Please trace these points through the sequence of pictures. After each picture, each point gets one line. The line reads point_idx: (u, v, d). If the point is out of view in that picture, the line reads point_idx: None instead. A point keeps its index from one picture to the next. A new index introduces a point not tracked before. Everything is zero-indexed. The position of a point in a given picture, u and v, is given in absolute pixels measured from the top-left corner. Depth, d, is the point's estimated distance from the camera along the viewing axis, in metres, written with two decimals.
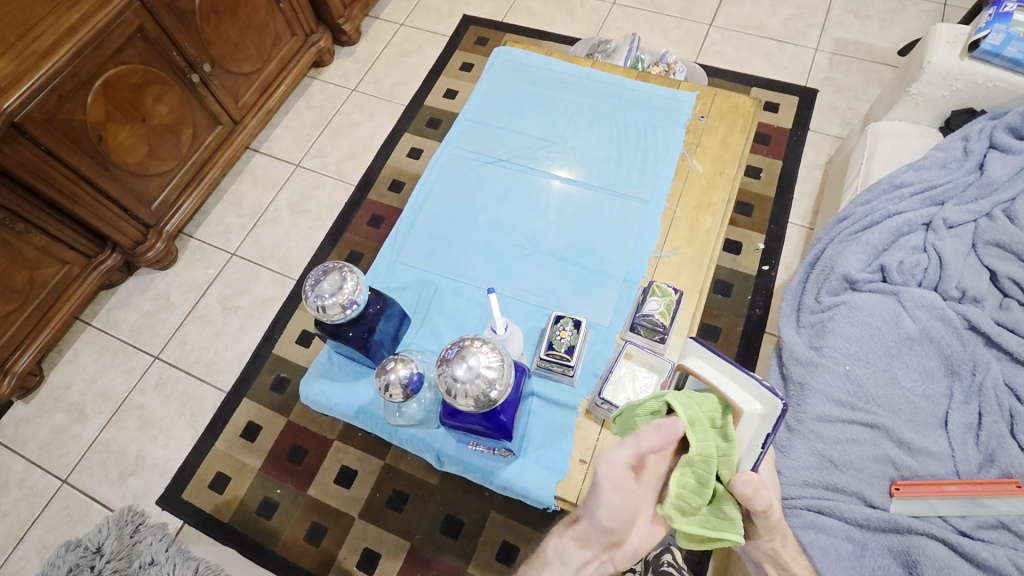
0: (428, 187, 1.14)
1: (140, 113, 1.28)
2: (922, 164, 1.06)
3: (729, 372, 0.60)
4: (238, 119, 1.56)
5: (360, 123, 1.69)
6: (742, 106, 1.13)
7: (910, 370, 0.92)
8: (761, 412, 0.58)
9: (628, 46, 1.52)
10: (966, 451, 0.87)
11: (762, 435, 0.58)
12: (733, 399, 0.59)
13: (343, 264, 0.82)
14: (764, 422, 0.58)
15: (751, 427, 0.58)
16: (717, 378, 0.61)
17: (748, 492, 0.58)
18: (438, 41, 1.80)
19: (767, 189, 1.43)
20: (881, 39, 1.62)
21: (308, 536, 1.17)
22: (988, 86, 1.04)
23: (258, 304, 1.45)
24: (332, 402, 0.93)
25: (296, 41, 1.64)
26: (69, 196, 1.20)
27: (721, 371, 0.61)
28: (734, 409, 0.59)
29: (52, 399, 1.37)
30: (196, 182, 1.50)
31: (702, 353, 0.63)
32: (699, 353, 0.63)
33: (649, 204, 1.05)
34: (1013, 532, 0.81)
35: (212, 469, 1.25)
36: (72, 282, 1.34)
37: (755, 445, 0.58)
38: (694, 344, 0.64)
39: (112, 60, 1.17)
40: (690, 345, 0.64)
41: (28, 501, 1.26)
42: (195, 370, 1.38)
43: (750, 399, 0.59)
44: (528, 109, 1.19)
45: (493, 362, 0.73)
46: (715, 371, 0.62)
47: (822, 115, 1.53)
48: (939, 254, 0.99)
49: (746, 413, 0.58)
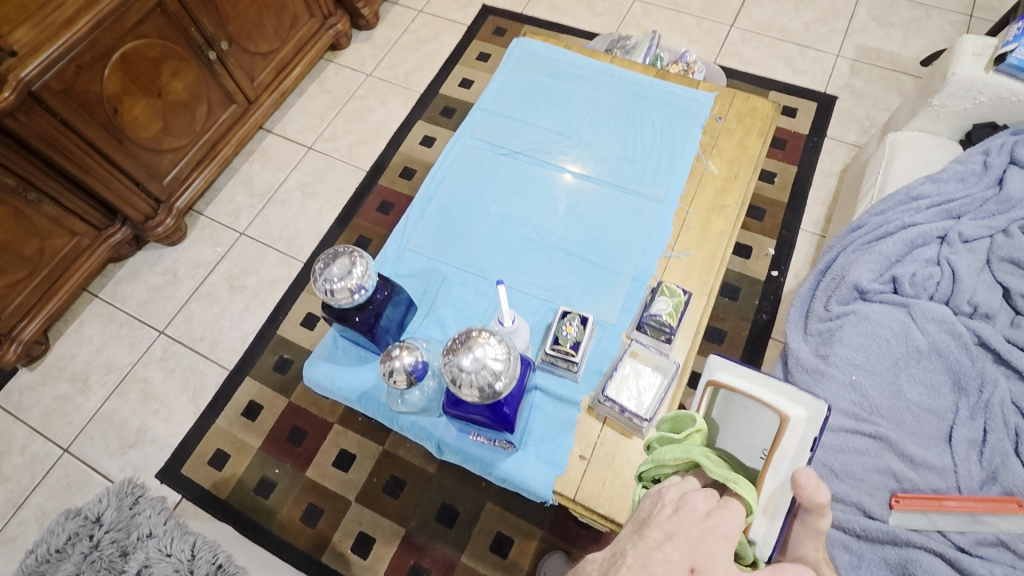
0: (441, 175, 1.14)
1: (156, 88, 1.28)
2: (941, 176, 1.04)
3: (762, 382, 0.67)
4: (253, 99, 1.56)
5: (373, 109, 1.68)
6: (761, 109, 1.12)
7: (917, 383, 0.91)
8: (807, 417, 0.64)
9: (648, 43, 1.49)
10: (969, 467, 0.86)
11: (812, 437, 0.64)
12: (780, 407, 0.65)
13: (352, 249, 0.82)
14: (809, 425, 0.64)
15: (797, 434, 0.64)
16: (751, 387, 0.68)
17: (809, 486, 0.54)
18: (456, 30, 1.79)
19: (780, 194, 1.42)
20: (904, 48, 1.60)
21: (305, 516, 1.17)
22: (1012, 101, 1.02)
23: (264, 285, 1.45)
24: (335, 385, 0.93)
25: (314, 23, 1.63)
26: (83, 166, 1.20)
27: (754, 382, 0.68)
28: (782, 416, 0.65)
29: (56, 367, 1.38)
30: (208, 159, 1.50)
31: (731, 369, 0.69)
32: (729, 368, 0.69)
33: (661, 204, 1.04)
34: (1011, 550, 0.80)
35: (212, 446, 1.26)
36: (81, 254, 1.34)
37: (805, 450, 0.63)
38: (721, 361, 0.70)
39: (131, 33, 1.17)
40: (718, 363, 0.70)
41: (29, 468, 1.27)
42: (199, 347, 1.38)
43: (793, 405, 0.65)
44: (544, 102, 1.18)
45: (499, 355, 0.72)
46: (751, 385, 0.68)
47: (840, 122, 1.51)
48: (953, 268, 0.98)
49: (794, 419, 0.64)
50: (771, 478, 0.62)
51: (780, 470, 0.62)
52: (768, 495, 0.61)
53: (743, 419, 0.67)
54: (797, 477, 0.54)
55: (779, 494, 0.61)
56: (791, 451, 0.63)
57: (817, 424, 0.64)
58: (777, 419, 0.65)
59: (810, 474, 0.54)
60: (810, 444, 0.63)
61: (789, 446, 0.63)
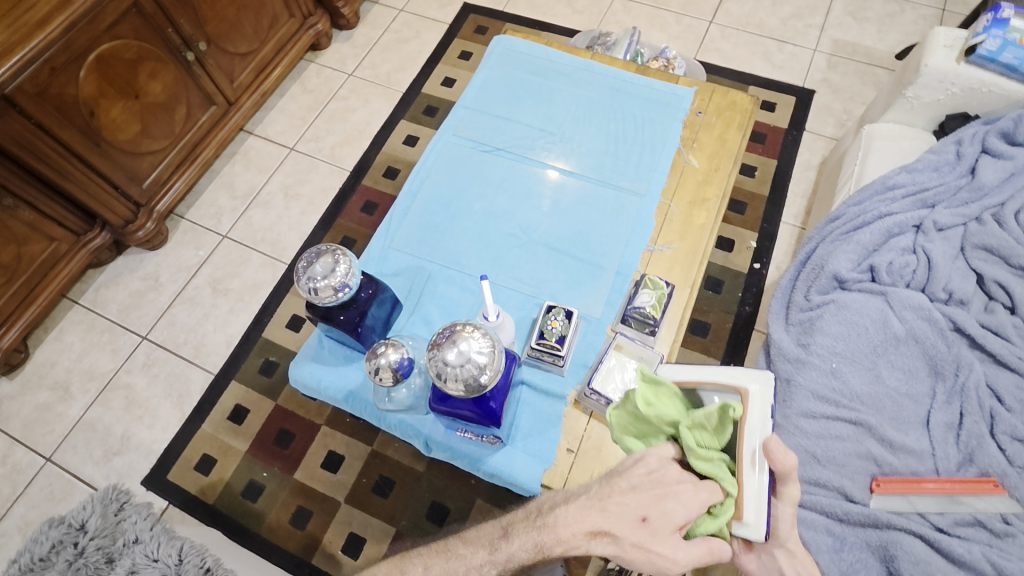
0: (424, 173, 1.14)
1: (133, 90, 1.26)
2: (915, 166, 1.06)
3: (715, 370, 0.69)
4: (233, 100, 1.54)
5: (355, 109, 1.67)
6: (740, 103, 1.13)
7: (896, 369, 0.93)
8: (758, 386, 0.65)
9: (628, 40, 1.51)
10: (946, 449, 0.88)
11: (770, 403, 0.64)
12: (734, 383, 0.66)
13: (335, 247, 0.81)
14: (766, 393, 0.64)
15: (757, 404, 0.64)
16: (700, 375, 0.70)
17: (779, 451, 0.61)
18: (437, 29, 1.79)
19: (760, 187, 1.44)
20: (879, 42, 1.63)
21: (293, 519, 1.17)
22: (983, 91, 1.05)
23: (248, 287, 1.44)
24: (322, 385, 0.93)
25: (294, 23, 1.62)
26: (59, 170, 1.18)
27: (705, 372, 0.70)
28: (739, 392, 0.66)
29: (37, 376, 1.35)
30: (188, 162, 1.48)
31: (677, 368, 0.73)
32: (680, 369, 0.73)
33: (643, 198, 1.05)
34: (988, 529, 0.83)
35: (198, 451, 1.25)
36: (60, 259, 1.32)
37: (767, 416, 0.64)
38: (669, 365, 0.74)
39: (106, 34, 1.15)
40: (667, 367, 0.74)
41: (10, 479, 1.25)
42: (183, 352, 1.37)
43: (744, 379, 0.66)
44: (526, 99, 1.19)
45: (484, 348, 0.73)
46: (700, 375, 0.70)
47: (818, 116, 1.54)
48: (928, 256, 1.00)
49: (748, 391, 0.65)
50: (745, 445, 0.64)
51: (754, 437, 0.63)
52: (748, 463, 0.63)
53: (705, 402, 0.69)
54: (765, 445, 0.61)
55: (756, 467, 0.63)
56: (757, 419, 0.64)
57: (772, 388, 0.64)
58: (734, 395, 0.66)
59: (779, 441, 0.61)
60: (771, 410, 0.63)
61: (753, 416, 0.64)
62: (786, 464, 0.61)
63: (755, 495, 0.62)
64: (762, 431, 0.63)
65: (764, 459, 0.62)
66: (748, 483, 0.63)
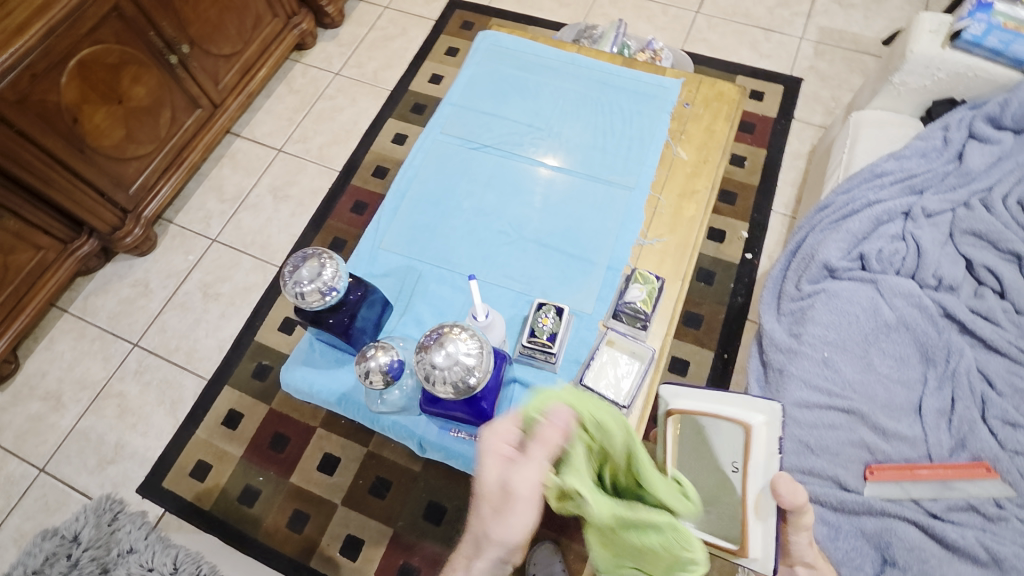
0: (412, 171, 1.13)
1: (117, 95, 1.25)
2: (903, 153, 1.06)
3: (718, 401, 0.70)
4: (218, 102, 1.53)
5: (343, 108, 1.66)
6: (727, 94, 1.13)
7: (887, 356, 0.93)
8: (764, 420, 0.66)
9: (615, 32, 1.50)
10: (938, 435, 0.88)
11: (778, 438, 0.65)
12: (739, 417, 0.68)
13: (322, 250, 0.81)
14: (772, 428, 0.66)
15: (762, 437, 0.66)
16: (702, 404, 0.71)
17: (788, 494, 0.62)
18: (423, 25, 1.77)
19: (750, 178, 1.43)
20: (866, 28, 1.63)
21: (291, 523, 1.16)
22: (969, 76, 1.05)
23: (239, 291, 1.43)
24: (313, 389, 0.93)
25: (278, 23, 1.60)
26: (44, 179, 1.17)
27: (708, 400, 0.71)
28: (744, 427, 0.67)
29: (28, 386, 1.34)
30: (175, 166, 1.47)
31: (681, 394, 0.73)
32: (681, 394, 0.73)
33: (633, 191, 1.05)
34: (981, 513, 0.83)
35: (193, 457, 1.24)
36: (48, 268, 1.31)
37: (772, 453, 0.65)
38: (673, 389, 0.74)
39: (87, 39, 1.14)
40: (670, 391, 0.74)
41: (5, 491, 1.24)
42: (175, 358, 1.36)
43: (750, 412, 0.67)
44: (513, 95, 1.18)
45: (472, 350, 0.72)
46: (701, 402, 0.71)
47: (806, 104, 1.53)
48: (918, 243, 1.00)
49: (753, 426, 0.67)
50: (754, 485, 0.66)
51: (761, 476, 0.65)
52: (755, 503, 0.65)
53: (709, 435, 0.70)
54: (775, 486, 0.63)
55: (762, 504, 0.65)
56: (762, 458, 0.65)
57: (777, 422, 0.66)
58: (741, 431, 0.67)
59: (790, 481, 0.63)
60: (775, 445, 0.65)
61: (761, 452, 0.65)
62: (793, 506, 0.63)
63: (762, 535, 0.65)
64: (768, 468, 0.65)
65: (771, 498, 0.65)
66: (754, 522, 0.65)
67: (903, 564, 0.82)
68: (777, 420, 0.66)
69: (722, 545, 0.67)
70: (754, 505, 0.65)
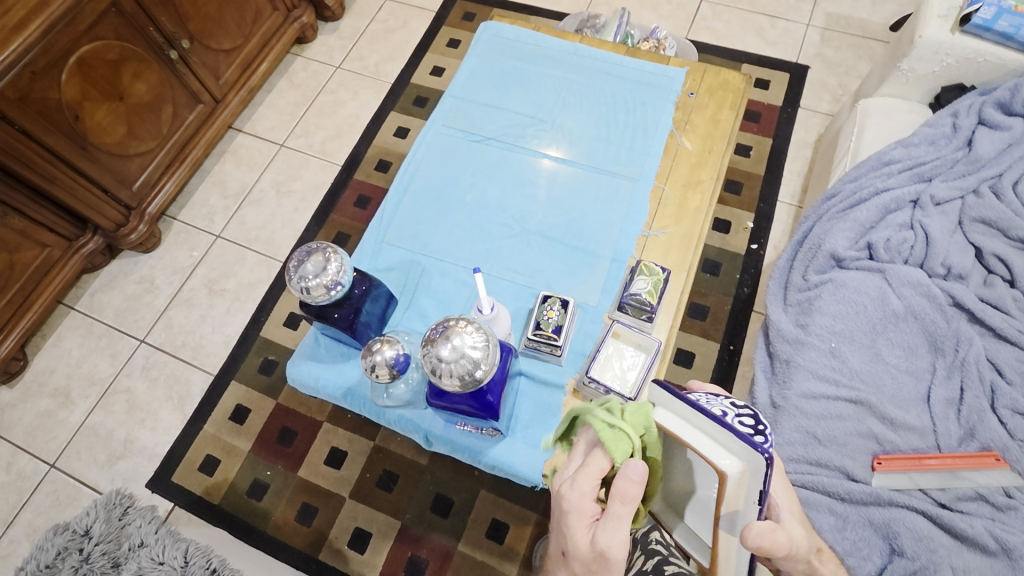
0: (415, 165, 1.12)
1: (117, 91, 1.25)
2: (911, 140, 1.05)
3: (696, 421, 0.55)
4: (220, 97, 1.52)
5: (345, 102, 1.65)
6: (732, 82, 1.11)
7: (895, 346, 0.93)
8: (743, 467, 0.51)
9: (618, 21, 1.48)
10: (947, 425, 0.88)
11: (757, 490, 0.51)
12: (712, 462, 0.53)
13: (326, 245, 0.81)
14: (752, 476, 0.51)
15: (738, 487, 0.52)
16: (680, 428, 0.56)
17: (763, 543, 0.53)
18: (425, 17, 1.76)
19: (756, 167, 1.42)
20: (873, 14, 1.60)
21: (299, 516, 1.17)
22: (979, 61, 1.03)
23: (244, 287, 1.43)
24: (319, 383, 0.93)
25: (278, 16, 1.59)
26: (47, 177, 1.17)
27: (689, 421, 0.55)
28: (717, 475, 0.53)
29: (37, 383, 1.35)
30: (178, 162, 1.47)
31: (668, 402, 0.57)
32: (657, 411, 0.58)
33: (637, 182, 1.04)
34: (990, 503, 0.83)
35: (202, 452, 1.25)
36: (53, 266, 1.31)
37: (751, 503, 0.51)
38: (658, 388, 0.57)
39: (86, 35, 1.13)
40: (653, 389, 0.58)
41: (17, 486, 1.25)
42: (181, 354, 1.36)
43: (727, 453, 0.52)
44: (515, 86, 1.17)
45: (478, 343, 0.72)
46: (685, 424, 0.55)
47: (813, 92, 1.52)
48: (926, 231, 0.99)
49: (728, 473, 0.52)
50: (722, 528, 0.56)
51: (726, 522, 0.55)
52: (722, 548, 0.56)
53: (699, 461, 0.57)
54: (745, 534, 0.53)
55: (737, 550, 0.56)
56: (735, 500, 0.53)
57: (762, 475, 0.50)
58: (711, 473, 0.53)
59: (758, 531, 0.53)
60: (756, 496, 0.51)
61: (735, 501, 0.53)
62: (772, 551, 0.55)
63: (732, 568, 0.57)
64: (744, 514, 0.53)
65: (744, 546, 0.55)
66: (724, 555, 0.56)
67: (911, 554, 0.81)
68: (759, 472, 0.50)
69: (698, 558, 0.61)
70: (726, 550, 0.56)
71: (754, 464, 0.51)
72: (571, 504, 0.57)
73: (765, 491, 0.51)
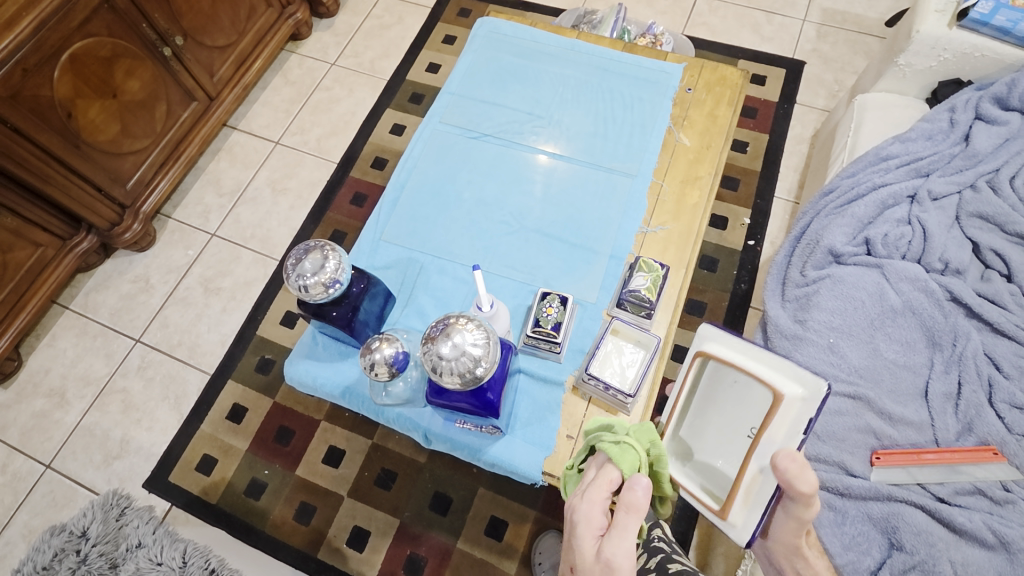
0: (412, 162, 1.12)
1: (110, 88, 1.23)
2: (909, 136, 1.05)
3: (754, 354, 0.64)
4: (214, 95, 1.51)
5: (340, 99, 1.64)
6: (730, 78, 1.11)
7: (893, 341, 0.93)
8: (803, 395, 0.59)
9: (615, 16, 1.48)
10: (945, 420, 0.88)
11: (808, 417, 0.59)
12: (773, 383, 0.61)
13: (324, 243, 0.80)
14: (806, 404, 0.59)
15: (790, 412, 0.60)
16: (740, 359, 0.64)
17: (792, 471, 0.58)
18: (420, 13, 1.75)
19: (753, 163, 1.42)
20: (869, 10, 1.60)
21: (298, 515, 1.17)
22: (976, 56, 1.03)
23: (240, 286, 1.42)
24: (317, 382, 0.92)
25: (272, 13, 1.58)
26: (40, 175, 1.16)
27: (744, 353, 0.64)
28: (775, 395, 0.60)
29: (32, 384, 1.34)
30: (172, 160, 1.46)
31: (721, 337, 0.66)
32: (716, 340, 0.67)
33: (635, 179, 1.04)
34: (988, 497, 0.83)
35: (199, 452, 1.25)
36: (47, 265, 1.30)
37: (797, 430, 0.59)
38: (716, 331, 0.67)
39: (78, 32, 1.12)
40: (712, 331, 0.67)
41: (12, 487, 1.24)
42: (177, 353, 1.36)
43: (790, 382, 0.60)
44: (512, 82, 1.16)
45: (478, 340, 0.72)
46: (741, 354, 0.64)
47: (809, 88, 1.52)
48: (924, 226, 0.99)
49: (788, 397, 0.60)
50: (756, 461, 0.61)
51: (762, 456, 0.61)
52: (751, 480, 0.61)
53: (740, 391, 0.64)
54: (777, 460, 0.58)
55: (761, 486, 0.61)
56: (781, 429, 0.60)
57: (817, 403, 0.59)
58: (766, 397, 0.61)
59: (792, 457, 0.58)
60: (802, 425, 0.59)
61: (781, 427, 0.60)
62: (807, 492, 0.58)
63: (751, 503, 0.61)
64: (782, 445, 0.60)
65: (772, 477, 0.60)
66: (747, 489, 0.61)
67: (910, 549, 0.81)
68: (816, 399, 0.59)
69: (706, 501, 0.64)
70: (749, 486, 0.61)
71: (813, 394, 0.59)
72: (581, 516, 0.59)
73: (813, 419, 0.59)
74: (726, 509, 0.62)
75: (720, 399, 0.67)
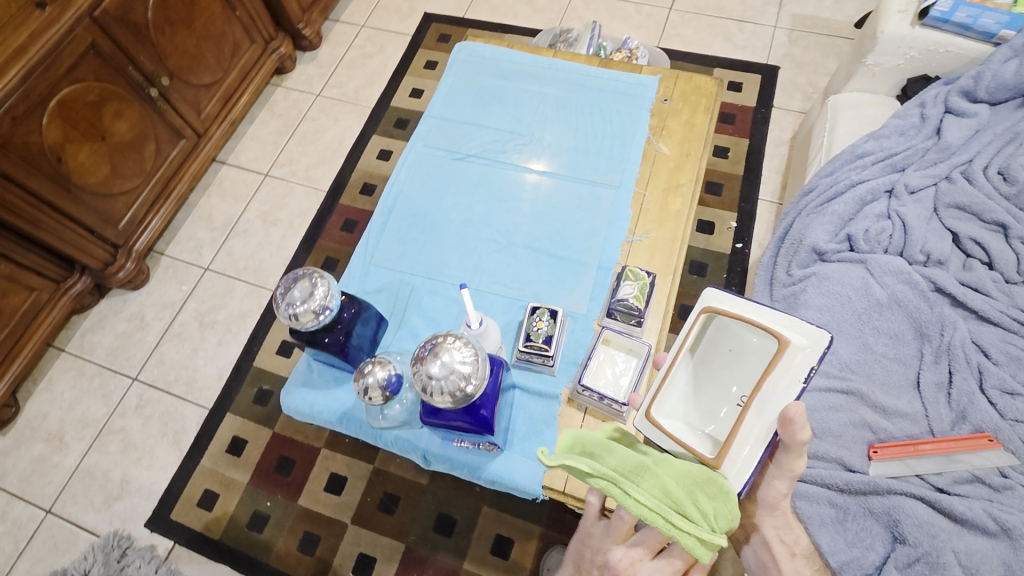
0: (398, 187, 1.13)
1: (99, 131, 1.25)
2: (882, 132, 1.07)
3: (761, 312, 0.66)
4: (202, 131, 1.54)
5: (326, 128, 1.67)
6: (705, 87, 1.14)
7: (882, 334, 0.94)
8: (807, 345, 0.62)
9: (590, 34, 1.51)
10: (938, 410, 0.88)
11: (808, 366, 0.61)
12: (780, 333, 0.63)
13: (313, 271, 0.81)
14: (808, 355, 0.62)
15: (793, 362, 0.62)
16: (748, 316, 0.66)
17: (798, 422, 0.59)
18: (401, 41, 1.79)
19: (734, 168, 1.44)
20: (837, 13, 1.64)
21: (302, 546, 1.16)
22: (941, 52, 1.06)
23: (235, 318, 1.43)
24: (314, 410, 0.93)
25: (256, 49, 1.61)
26: (32, 221, 1.17)
27: (751, 311, 0.67)
28: (780, 343, 0.63)
29: (30, 429, 1.34)
30: (163, 198, 1.48)
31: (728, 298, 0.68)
32: (728, 299, 0.68)
33: (618, 190, 1.05)
34: (987, 484, 0.83)
35: (200, 487, 1.24)
36: (42, 308, 1.31)
37: (798, 378, 0.61)
38: (723, 293, 0.69)
39: (65, 78, 1.14)
40: (719, 294, 0.69)
41: (12, 535, 1.23)
42: (175, 389, 1.36)
43: (794, 334, 0.63)
44: (493, 103, 1.19)
45: (467, 357, 0.72)
46: (748, 312, 0.67)
47: (784, 91, 1.55)
48: (903, 220, 1.01)
49: (793, 347, 0.62)
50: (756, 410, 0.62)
51: (763, 406, 0.62)
52: (749, 428, 0.62)
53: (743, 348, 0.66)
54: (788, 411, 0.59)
55: (756, 433, 0.62)
56: (783, 378, 0.62)
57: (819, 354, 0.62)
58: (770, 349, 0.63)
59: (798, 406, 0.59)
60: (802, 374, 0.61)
61: (783, 375, 0.62)
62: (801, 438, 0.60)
63: (746, 452, 0.62)
64: (783, 396, 0.62)
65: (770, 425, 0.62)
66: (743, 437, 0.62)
67: (913, 542, 0.81)
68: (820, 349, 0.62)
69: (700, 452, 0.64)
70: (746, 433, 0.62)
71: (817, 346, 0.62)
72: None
73: (814, 369, 0.62)
74: (720, 456, 0.62)
75: (721, 355, 0.68)
